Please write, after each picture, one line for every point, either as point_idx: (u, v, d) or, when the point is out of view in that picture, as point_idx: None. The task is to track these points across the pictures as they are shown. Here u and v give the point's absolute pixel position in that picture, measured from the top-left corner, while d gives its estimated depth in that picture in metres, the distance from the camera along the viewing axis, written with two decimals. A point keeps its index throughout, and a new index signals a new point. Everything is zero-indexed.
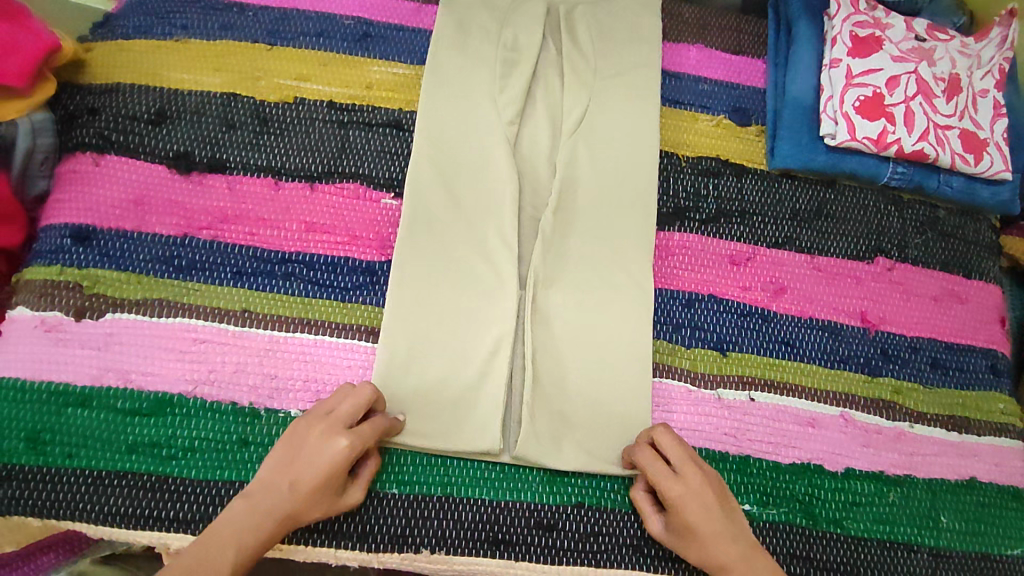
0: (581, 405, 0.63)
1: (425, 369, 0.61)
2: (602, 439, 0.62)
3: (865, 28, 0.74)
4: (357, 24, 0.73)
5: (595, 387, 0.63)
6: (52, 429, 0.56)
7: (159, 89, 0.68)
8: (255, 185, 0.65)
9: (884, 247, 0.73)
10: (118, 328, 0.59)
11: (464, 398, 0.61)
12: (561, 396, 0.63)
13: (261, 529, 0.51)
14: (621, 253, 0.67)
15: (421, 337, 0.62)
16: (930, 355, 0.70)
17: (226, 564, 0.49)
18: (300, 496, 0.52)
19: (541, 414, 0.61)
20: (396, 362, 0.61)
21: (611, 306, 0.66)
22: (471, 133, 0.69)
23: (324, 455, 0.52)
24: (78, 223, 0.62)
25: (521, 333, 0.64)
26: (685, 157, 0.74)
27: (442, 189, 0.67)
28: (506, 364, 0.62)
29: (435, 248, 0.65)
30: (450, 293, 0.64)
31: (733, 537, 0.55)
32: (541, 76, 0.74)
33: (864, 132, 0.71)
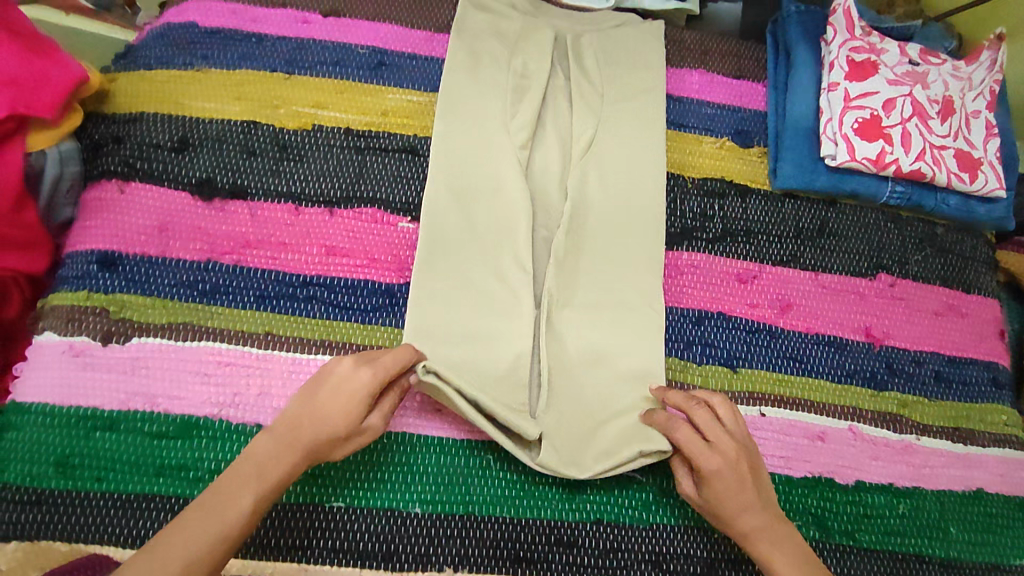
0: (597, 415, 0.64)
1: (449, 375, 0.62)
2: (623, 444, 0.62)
3: (861, 53, 0.76)
4: (372, 53, 0.76)
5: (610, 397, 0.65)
6: (80, 453, 0.57)
7: (181, 118, 0.69)
8: (277, 211, 0.67)
9: (885, 264, 0.75)
10: (144, 352, 0.60)
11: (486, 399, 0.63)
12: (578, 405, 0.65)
13: (286, 461, 0.52)
14: (633, 267, 0.70)
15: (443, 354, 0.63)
16: (933, 368, 0.72)
17: (246, 502, 0.49)
18: (321, 427, 0.52)
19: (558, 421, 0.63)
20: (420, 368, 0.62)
21: (623, 323, 0.67)
22: (486, 157, 0.71)
23: (350, 383, 0.53)
24: (104, 250, 0.63)
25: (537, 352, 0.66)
26: (690, 178, 0.76)
27: (457, 213, 0.69)
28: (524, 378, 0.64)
29: (452, 270, 0.67)
30: (469, 313, 0.65)
31: (760, 509, 0.56)
32: (550, 101, 0.77)
33: (863, 153, 0.73)
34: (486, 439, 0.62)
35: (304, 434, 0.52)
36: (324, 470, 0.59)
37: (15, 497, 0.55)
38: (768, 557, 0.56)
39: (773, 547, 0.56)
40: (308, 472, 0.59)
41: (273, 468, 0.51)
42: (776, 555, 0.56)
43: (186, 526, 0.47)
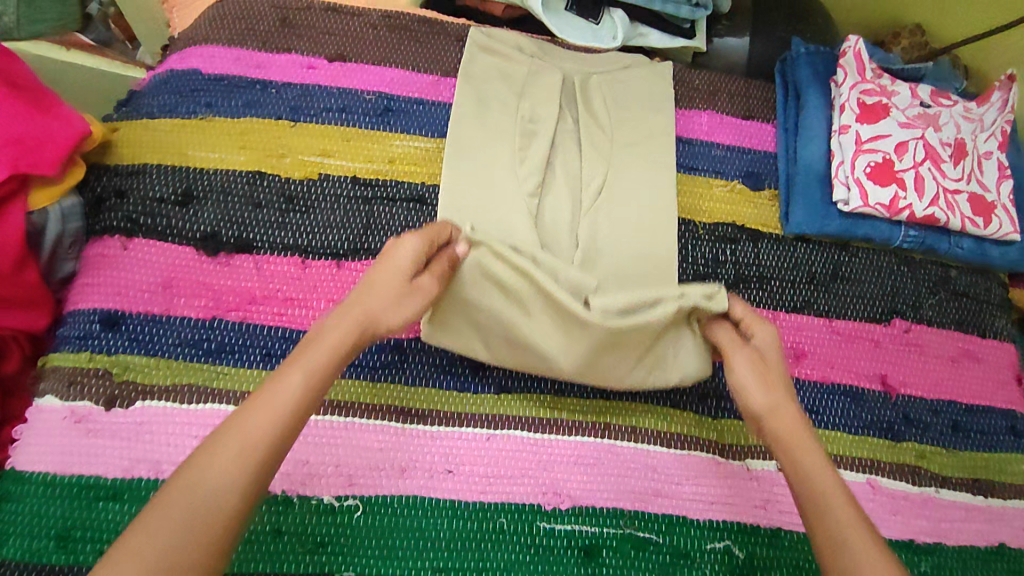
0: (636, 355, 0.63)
1: (487, 305, 0.62)
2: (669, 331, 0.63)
3: (872, 95, 0.76)
4: (378, 98, 0.75)
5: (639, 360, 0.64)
6: (82, 525, 0.55)
7: (185, 169, 0.68)
8: (283, 265, 0.66)
9: (900, 309, 0.74)
10: (148, 417, 0.59)
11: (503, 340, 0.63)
12: (607, 367, 0.63)
13: (344, 329, 0.49)
14: None
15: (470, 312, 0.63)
16: (950, 418, 0.71)
17: (299, 381, 0.45)
18: (375, 292, 0.52)
19: (593, 359, 0.62)
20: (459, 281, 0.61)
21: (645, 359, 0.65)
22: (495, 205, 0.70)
23: (396, 253, 0.54)
24: (107, 308, 0.62)
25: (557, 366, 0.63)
26: (701, 223, 0.75)
27: None
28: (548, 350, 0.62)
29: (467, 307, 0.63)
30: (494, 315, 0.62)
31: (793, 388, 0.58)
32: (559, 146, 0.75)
33: (876, 199, 0.73)
34: (500, 502, 0.61)
35: (353, 310, 0.50)
36: (333, 538, 0.58)
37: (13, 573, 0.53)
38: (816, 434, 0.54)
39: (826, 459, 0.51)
40: (317, 540, 0.58)
41: (314, 352, 0.47)
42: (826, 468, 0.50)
43: (250, 409, 0.43)
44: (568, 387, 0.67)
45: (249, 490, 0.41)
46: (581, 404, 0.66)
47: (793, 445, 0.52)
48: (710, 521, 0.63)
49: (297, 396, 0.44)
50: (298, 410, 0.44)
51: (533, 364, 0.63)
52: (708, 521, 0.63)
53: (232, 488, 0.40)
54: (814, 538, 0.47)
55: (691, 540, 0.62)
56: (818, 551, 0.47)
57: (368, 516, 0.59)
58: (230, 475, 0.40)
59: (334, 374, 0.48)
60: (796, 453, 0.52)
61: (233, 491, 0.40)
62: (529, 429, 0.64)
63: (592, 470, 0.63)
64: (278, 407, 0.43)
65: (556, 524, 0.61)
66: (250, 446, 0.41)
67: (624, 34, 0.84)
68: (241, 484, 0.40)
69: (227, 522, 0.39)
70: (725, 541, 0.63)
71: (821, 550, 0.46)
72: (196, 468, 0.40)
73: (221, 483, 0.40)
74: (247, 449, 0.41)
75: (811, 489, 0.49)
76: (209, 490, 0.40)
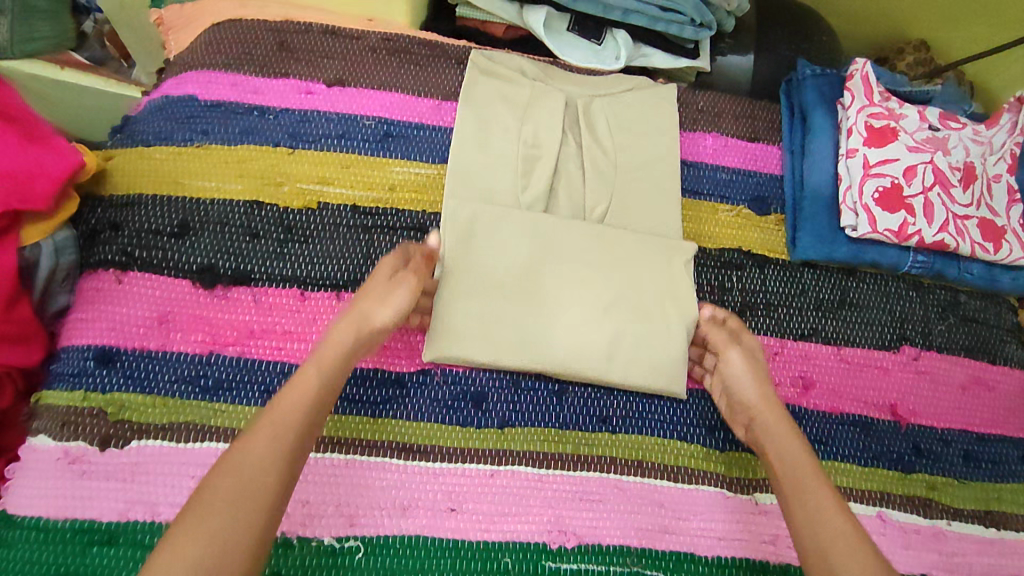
0: (622, 308, 0.68)
1: (479, 264, 0.67)
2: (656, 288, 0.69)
3: (879, 119, 0.75)
4: (377, 124, 0.73)
5: (641, 301, 0.68)
6: (75, 571, 0.54)
7: (181, 200, 0.67)
8: (282, 297, 0.65)
9: (909, 336, 0.73)
10: (144, 457, 0.58)
11: (513, 303, 0.66)
12: (612, 307, 0.68)
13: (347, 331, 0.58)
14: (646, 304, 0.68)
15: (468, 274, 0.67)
16: (961, 448, 0.70)
17: (313, 376, 0.54)
18: (365, 299, 0.60)
19: (596, 298, 0.68)
20: (460, 246, 0.67)
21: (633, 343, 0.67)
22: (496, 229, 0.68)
23: (376, 273, 0.62)
24: (102, 345, 0.61)
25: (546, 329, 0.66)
26: (707, 249, 0.74)
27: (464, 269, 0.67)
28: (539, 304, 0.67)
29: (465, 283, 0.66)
30: (490, 277, 0.67)
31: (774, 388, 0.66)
32: (563, 172, 0.74)
33: (885, 225, 0.71)
34: (504, 540, 0.60)
35: (354, 315, 0.59)
36: None
37: None
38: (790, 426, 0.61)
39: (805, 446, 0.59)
40: None
41: (329, 347, 0.57)
42: (802, 453, 0.58)
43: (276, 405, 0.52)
44: (573, 421, 0.65)
45: (286, 458, 0.50)
46: (587, 437, 0.65)
47: (777, 435, 0.60)
48: (720, 558, 0.62)
49: (318, 387, 0.54)
50: (321, 397, 0.54)
51: (547, 322, 0.66)
52: (717, 558, 0.62)
53: (273, 457, 0.49)
54: (795, 514, 0.54)
55: None
56: (793, 522, 0.54)
57: (370, 557, 0.58)
58: (268, 446, 0.49)
59: (347, 366, 0.57)
60: (779, 442, 0.59)
61: (274, 459, 0.49)
62: (534, 465, 0.63)
63: (599, 506, 0.62)
64: (304, 396, 0.53)
65: (562, 563, 0.60)
66: (284, 427, 0.51)
67: (628, 55, 0.83)
68: (278, 454, 0.49)
69: (274, 484, 0.48)
70: None
71: (795, 521, 0.54)
72: (242, 444, 0.49)
73: (262, 454, 0.49)
74: (283, 426, 0.51)
75: (792, 472, 0.57)
76: (254, 461, 0.48)
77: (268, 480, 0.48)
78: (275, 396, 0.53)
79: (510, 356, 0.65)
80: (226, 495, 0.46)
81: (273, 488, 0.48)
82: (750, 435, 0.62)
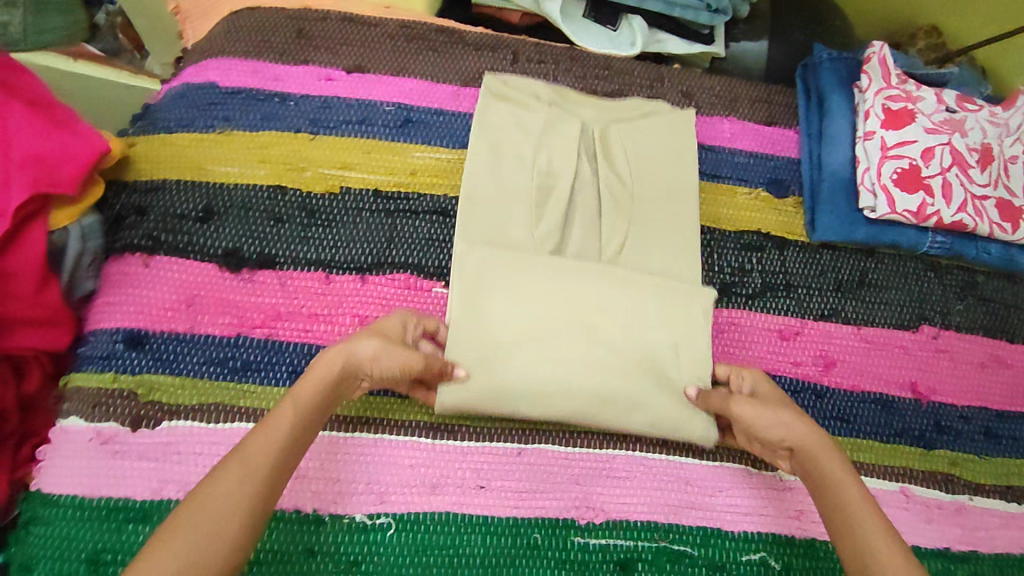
0: (644, 351, 0.64)
1: (494, 306, 0.64)
2: (681, 330, 0.65)
3: (897, 101, 0.75)
4: (397, 110, 0.74)
5: (657, 353, 0.64)
6: (112, 548, 0.55)
7: (205, 185, 0.67)
8: (306, 280, 0.65)
9: (928, 315, 0.74)
10: (175, 437, 0.58)
11: (524, 351, 0.62)
12: (629, 358, 0.63)
13: (335, 365, 0.52)
14: (668, 346, 0.65)
15: (481, 316, 0.63)
16: (981, 424, 0.71)
17: (287, 418, 0.49)
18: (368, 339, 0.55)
19: (611, 348, 0.63)
20: (469, 286, 0.64)
21: (656, 386, 0.63)
22: (510, 264, 0.65)
23: (383, 323, 0.58)
24: (130, 328, 0.61)
25: (568, 375, 0.61)
26: (726, 231, 0.74)
27: (477, 310, 0.63)
28: (558, 350, 0.62)
29: (477, 325, 0.63)
30: (504, 320, 0.63)
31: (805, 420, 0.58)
32: (577, 202, 0.71)
33: (904, 206, 0.72)
34: (532, 516, 0.60)
35: (342, 351, 0.53)
36: (366, 556, 0.57)
37: None
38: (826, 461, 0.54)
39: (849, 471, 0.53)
40: (349, 559, 0.57)
41: (308, 387, 0.51)
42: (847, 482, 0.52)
43: (244, 449, 0.46)
44: None
45: (255, 505, 0.44)
46: None
47: (817, 461, 0.54)
48: (746, 533, 0.62)
49: (293, 430, 0.49)
50: (296, 442, 0.49)
51: (564, 367, 0.62)
52: (743, 533, 0.62)
53: (235, 506, 0.43)
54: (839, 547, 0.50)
55: (726, 552, 0.61)
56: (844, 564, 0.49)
57: (401, 533, 0.58)
58: (237, 494, 0.44)
59: (323, 410, 0.52)
60: (819, 470, 0.54)
61: (241, 508, 0.43)
62: (560, 443, 0.63)
63: (625, 483, 0.62)
64: (277, 439, 0.47)
65: (589, 539, 0.60)
66: (255, 474, 0.45)
67: (643, 40, 0.83)
68: (243, 511, 0.43)
69: (235, 540, 0.42)
70: (761, 552, 0.62)
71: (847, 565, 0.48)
72: (203, 495, 0.43)
73: (227, 503, 0.43)
74: (254, 472, 0.45)
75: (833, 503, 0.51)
76: (217, 509, 0.43)
77: (234, 530, 0.42)
78: (245, 436, 0.48)
79: (531, 403, 0.61)
80: (186, 543, 0.40)
81: (237, 544, 0.42)
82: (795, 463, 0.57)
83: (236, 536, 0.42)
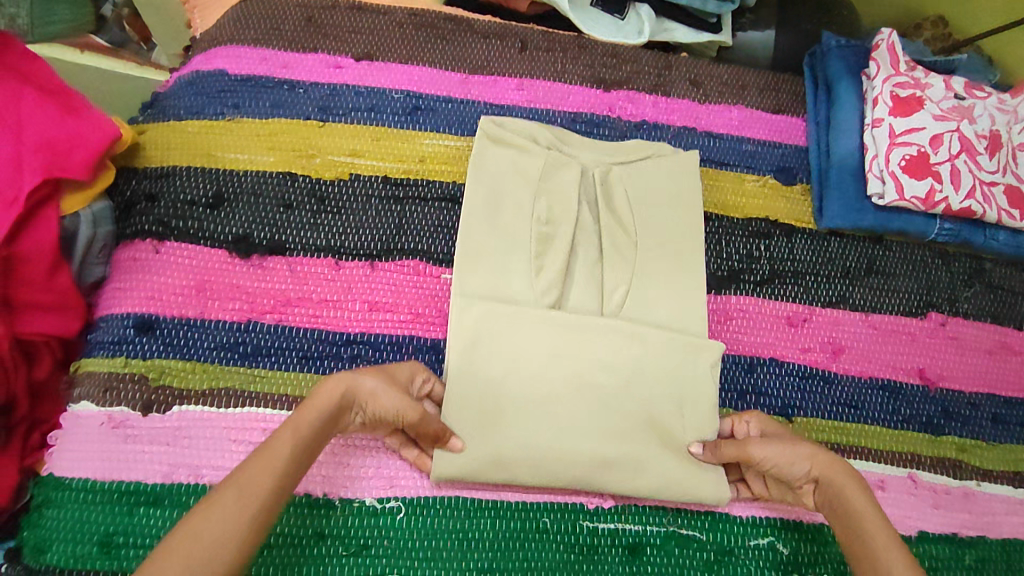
0: (645, 408, 0.62)
1: (494, 364, 0.62)
2: (684, 386, 0.63)
3: (905, 88, 0.75)
4: (406, 97, 0.74)
5: (660, 414, 0.63)
6: (123, 531, 0.55)
7: (215, 171, 0.67)
8: (316, 266, 0.65)
9: (936, 302, 0.74)
10: (186, 422, 0.58)
11: (524, 415, 0.60)
12: (630, 420, 0.62)
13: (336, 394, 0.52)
14: (670, 400, 0.63)
15: (479, 375, 0.61)
16: (989, 411, 0.71)
17: (286, 444, 0.49)
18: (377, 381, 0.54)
19: (613, 409, 0.62)
20: (466, 348, 0.62)
21: (656, 445, 0.61)
22: (509, 319, 0.63)
23: (394, 368, 0.58)
24: (141, 313, 0.61)
25: (567, 436, 0.60)
26: (734, 218, 0.74)
27: (476, 370, 0.61)
28: (557, 409, 0.61)
29: (476, 385, 0.61)
30: (504, 378, 0.61)
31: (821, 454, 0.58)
32: (578, 249, 0.69)
33: (912, 192, 0.72)
34: (542, 500, 0.60)
35: (347, 382, 0.52)
36: (376, 540, 0.57)
37: None
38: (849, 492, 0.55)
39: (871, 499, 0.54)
40: (358, 543, 0.57)
41: (307, 416, 0.50)
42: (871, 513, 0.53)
43: (241, 475, 0.46)
44: None
45: (246, 534, 0.44)
46: None
47: (841, 491, 0.55)
48: (755, 518, 0.63)
49: (289, 458, 0.48)
50: (292, 471, 0.48)
51: (564, 429, 0.60)
52: (752, 517, 0.63)
53: (229, 533, 0.43)
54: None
55: (736, 537, 0.62)
56: None
57: (410, 517, 0.58)
58: (232, 521, 0.44)
59: (321, 438, 0.52)
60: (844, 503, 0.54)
61: (233, 537, 0.43)
62: None
63: None
64: (273, 467, 0.47)
65: (599, 523, 0.60)
66: (250, 501, 0.45)
67: (650, 29, 0.83)
68: (236, 541, 0.43)
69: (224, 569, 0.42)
70: (770, 537, 0.62)
71: None
72: (199, 522, 0.43)
73: (222, 533, 0.43)
74: (248, 500, 0.45)
75: (857, 534, 0.52)
76: (212, 538, 0.43)
77: (223, 564, 0.42)
78: (242, 461, 0.47)
79: (530, 466, 0.59)
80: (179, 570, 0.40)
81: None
82: (820, 496, 0.57)
83: (226, 565, 0.42)
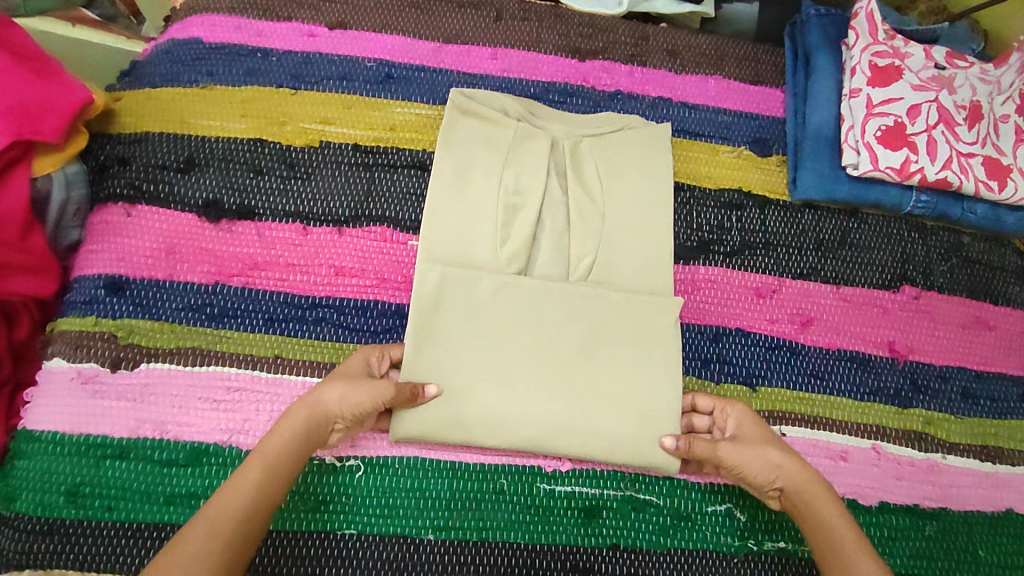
0: (609, 370, 0.63)
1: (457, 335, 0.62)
2: (646, 346, 0.64)
3: (885, 58, 0.74)
4: (378, 66, 0.74)
5: (617, 379, 0.63)
6: (91, 482, 0.57)
7: (187, 137, 0.69)
8: (285, 231, 0.66)
9: (910, 276, 0.73)
10: (153, 378, 0.60)
11: (485, 385, 0.61)
12: (590, 384, 0.62)
13: (297, 417, 0.54)
14: (636, 364, 0.64)
15: (444, 345, 0.62)
16: (960, 384, 0.70)
17: (253, 477, 0.49)
18: (328, 383, 0.55)
19: (574, 373, 0.62)
20: (430, 310, 0.62)
21: (619, 405, 0.62)
22: (470, 288, 0.63)
23: (349, 363, 0.59)
24: (110, 274, 0.63)
25: (532, 402, 0.61)
26: (707, 190, 0.74)
27: (440, 343, 0.62)
28: (522, 376, 0.62)
29: (438, 357, 0.61)
30: (469, 349, 0.62)
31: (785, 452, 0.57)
32: (547, 219, 0.68)
33: (887, 162, 0.71)
34: (501, 463, 0.61)
35: (310, 401, 0.54)
36: (334, 496, 0.59)
37: (29, 526, 0.56)
38: (811, 501, 0.55)
39: (876, 564, 0.50)
40: (318, 499, 0.58)
41: (273, 441, 0.52)
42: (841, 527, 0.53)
43: (208, 509, 0.47)
44: None
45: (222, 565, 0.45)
46: None
47: (806, 499, 0.55)
48: (713, 485, 0.63)
49: (258, 486, 0.49)
50: (264, 496, 0.49)
51: (526, 398, 0.61)
52: (710, 485, 0.63)
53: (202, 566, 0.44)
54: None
55: (692, 503, 0.62)
56: None
57: (369, 476, 0.60)
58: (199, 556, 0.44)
59: (297, 462, 0.53)
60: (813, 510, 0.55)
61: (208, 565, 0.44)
62: None
63: None
64: (244, 494, 0.48)
65: (555, 486, 0.61)
66: (220, 530, 0.46)
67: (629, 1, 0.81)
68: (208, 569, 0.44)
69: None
70: (727, 503, 0.62)
71: None
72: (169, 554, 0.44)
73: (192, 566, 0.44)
74: (218, 528, 0.46)
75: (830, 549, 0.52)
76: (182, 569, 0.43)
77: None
78: (214, 493, 0.49)
79: (495, 435, 0.60)
80: None
81: None
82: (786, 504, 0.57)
83: None
